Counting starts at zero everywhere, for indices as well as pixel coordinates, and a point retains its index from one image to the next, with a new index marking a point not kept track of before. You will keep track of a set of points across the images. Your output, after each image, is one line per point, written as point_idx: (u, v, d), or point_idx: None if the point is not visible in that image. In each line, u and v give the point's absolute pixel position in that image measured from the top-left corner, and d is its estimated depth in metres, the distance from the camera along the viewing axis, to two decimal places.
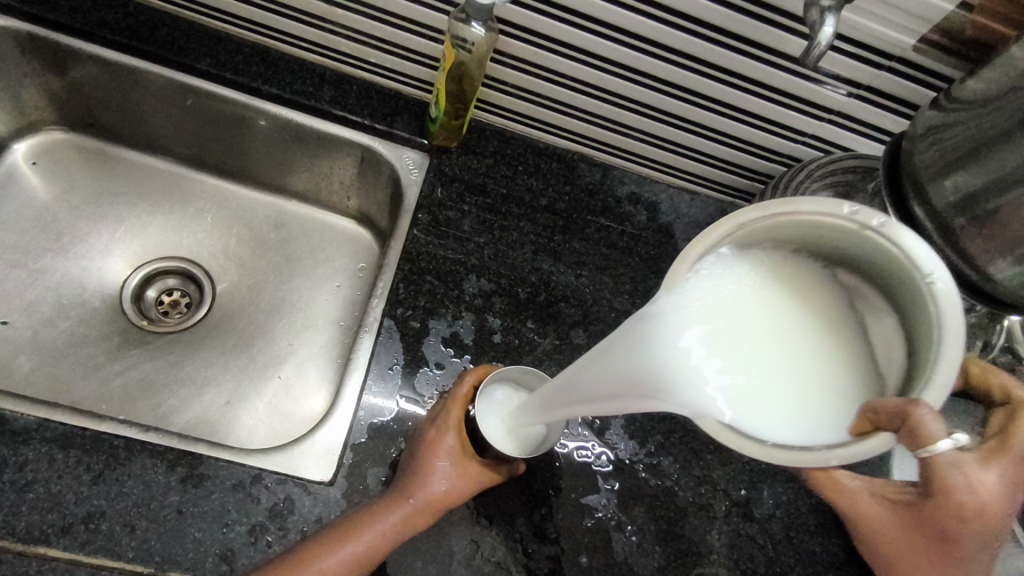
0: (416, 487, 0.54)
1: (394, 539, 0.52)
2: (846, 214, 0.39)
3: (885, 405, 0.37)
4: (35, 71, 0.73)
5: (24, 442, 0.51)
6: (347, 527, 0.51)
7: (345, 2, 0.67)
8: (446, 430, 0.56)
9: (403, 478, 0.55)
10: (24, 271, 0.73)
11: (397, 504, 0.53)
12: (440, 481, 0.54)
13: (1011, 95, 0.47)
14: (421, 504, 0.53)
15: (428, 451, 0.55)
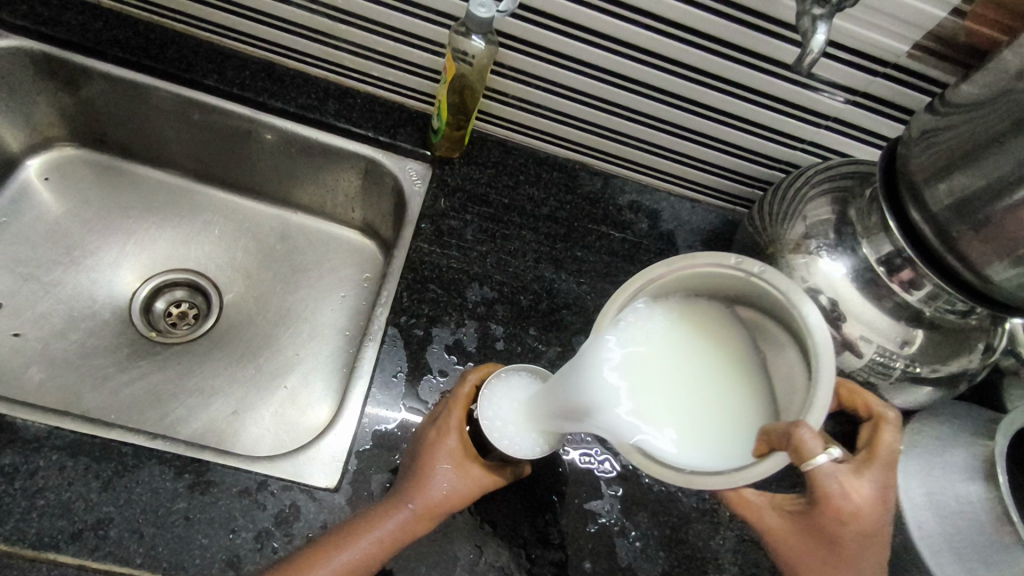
0: (416, 492, 0.53)
1: (395, 544, 0.52)
2: (733, 263, 0.49)
3: (774, 430, 0.45)
4: (48, 89, 0.75)
5: (35, 450, 0.52)
6: (347, 534, 0.51)
7: (348, 18, 0.68)
8: (446, 432, 0.56)
9: (405, 483, 0.55)
10: (36, 284, 0.75)
11: (397, 509, 0.53)
12: (440, 485, 0.54)
13: (1003, 98, 0.47)
14: (421, 509, 0.53)
15: (428, 455, 0.55)
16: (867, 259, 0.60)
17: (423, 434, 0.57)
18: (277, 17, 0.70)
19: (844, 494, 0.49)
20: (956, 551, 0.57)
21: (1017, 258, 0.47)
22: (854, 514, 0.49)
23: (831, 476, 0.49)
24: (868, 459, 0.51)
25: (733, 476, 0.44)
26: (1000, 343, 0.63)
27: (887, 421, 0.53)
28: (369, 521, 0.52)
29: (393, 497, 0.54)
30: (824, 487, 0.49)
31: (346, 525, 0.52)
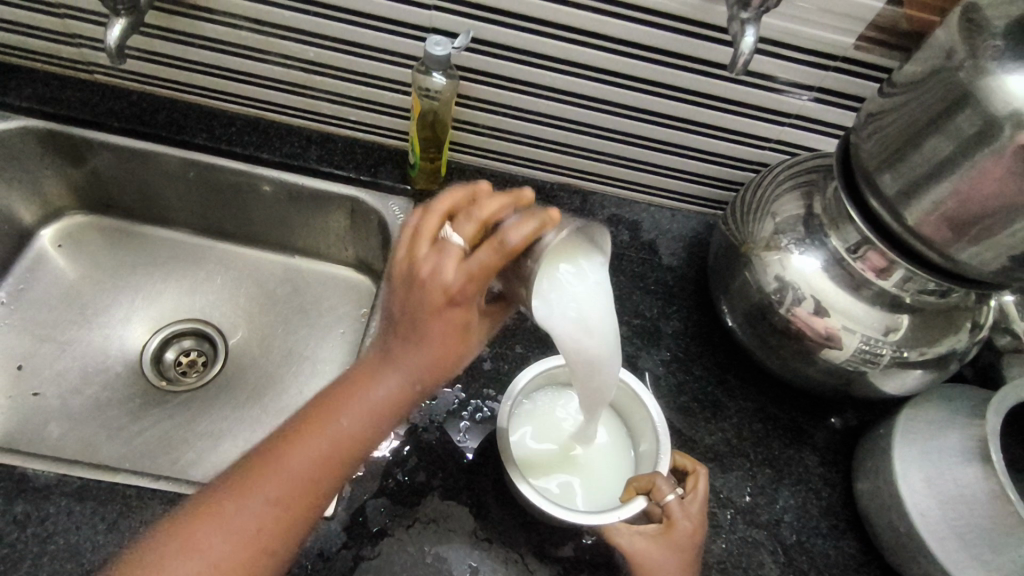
0: (396, 365, 0.50)
1: (370, 433, 0.50)
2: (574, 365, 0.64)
3: (640, 479, 0.58)
4: (55, 163, 0.80)
5: (46, 497, 0.55)
6: (312, 422, 0.50)
7: (321, 69, 0.73)
8: (459, 307, 0.48)
9: (379, 353, 0.51)
10: (52, 344, 0.79)
11: (370, 389, 0.50)
12: (429, 356, 0.49)
13: (937, 76, 0.48)
14: (401, 389, 0.50)
15: (433, 325, 0.48)
16: (837, 249, 0.61)
17: (424, 300, 0.47)
18: (257, 75, 0.75)
19: (686, 521, 0.56)
20: (960, 536, 0.55)
21: (975, 232, 0.48)
22: (695, 539, 0.56)
23: (680, 506, 0.56)
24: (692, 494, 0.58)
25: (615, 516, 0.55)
26: (987, 321, 0.63)
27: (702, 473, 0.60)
28: (335, 405, 0.50)
29: (364, 374, 0.51)
30: (673, 516, 0.56)
31: (312, 412, 0.51)
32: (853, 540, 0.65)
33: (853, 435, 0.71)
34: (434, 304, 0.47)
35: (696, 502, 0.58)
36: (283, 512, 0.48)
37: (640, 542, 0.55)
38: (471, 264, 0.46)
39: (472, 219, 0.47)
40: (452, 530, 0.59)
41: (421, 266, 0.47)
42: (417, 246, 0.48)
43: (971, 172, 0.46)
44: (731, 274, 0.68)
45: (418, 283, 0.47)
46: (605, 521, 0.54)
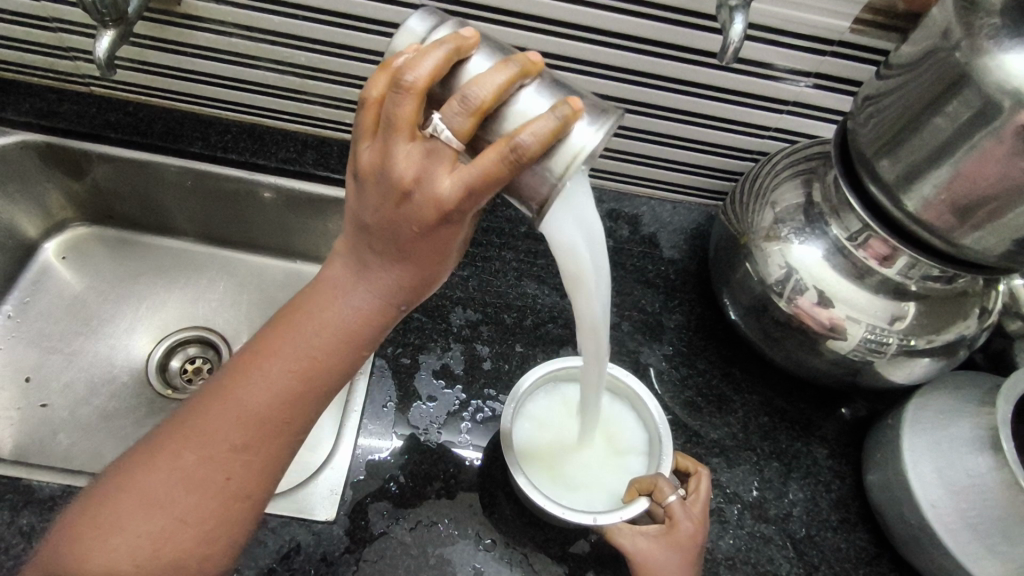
0: (362, 288, 0.48)
1: (340, 352, 0.49)
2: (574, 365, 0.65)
3: (643, 480, 0.57)
4: (56, 176, 0.81)
5: (52, 508, 0.56)
6: (266, 357, 0.49)
7: (314, 72, 0.72)
8: (457, 223, 0.44)
9: (337, 275, 0.49)
10: (59, 355, 0.80)
11: (332, 317, 0.49)
12: (398, 276, 0.47)
13: (933, 58, 0.47)
14: (367, 311, 0.48)
15: (413, 244, 0.45)
16: (838, 238, 0.60)
17: (409, 215, 0.43)
18: (250, 81, 0.75)
19: (688, 522, 0.55)
20: (972, 528, 0.54)
21: (978, 215, 0.46)
22: (697, 541, 0.55)
23: (683, 508, 0.56)
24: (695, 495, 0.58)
25: (619, 515, 0.54)
26: (996, 306, 0.61)
27: (705, 473, 0.59)
28: (288, 335, 0.49)
29: (321, 301, 0.49)
30: (676, 517, 0.55)
31: (266, 346, 0.50)
32: (864, 533, 0.64)
33: (863, 427, 0.69)
34: (410, 217, 0.43)
35: (698, 503, 0.57)
36: (257, 446, 0.48)
37: (642, 543, 0.55)
38: (474, 173, 0.40)
39: (472, 105, 0.40)
40: (454, 532, 0.58)
41: (407, 170, 0.41)
42: (398, 139, 0.41)
43: (971, 154, 0.45)
44: (732, 266, 0.67)
45: (400, 193, 0.42)
46: (609, 521, 0.53)
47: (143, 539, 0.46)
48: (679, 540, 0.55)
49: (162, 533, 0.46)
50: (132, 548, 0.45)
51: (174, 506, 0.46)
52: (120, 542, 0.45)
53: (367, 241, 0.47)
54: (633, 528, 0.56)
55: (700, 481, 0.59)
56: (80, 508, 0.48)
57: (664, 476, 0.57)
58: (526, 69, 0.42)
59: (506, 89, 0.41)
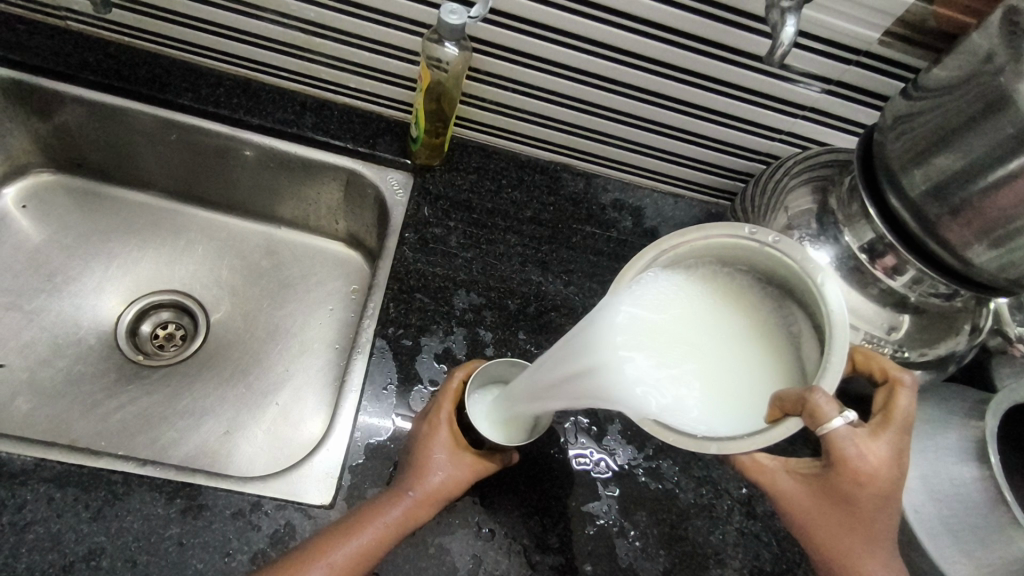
0: (402, 482, 0.56)
1: (400, 531, 0.54)
2: (748, 233, 0.52)
3: (790, 396, 0.47)
4: (22, 116, 0.74)
5: (22, 483, 0.53)
6: (319, 540, 0.52)
7: (322, 31, 0.68)
8: (438, 424, 0.58)
9: (402, 482, 0.56)
10: (18, 313, 0.74)
11: (382, 517, 0.53)
12: (445, 489, 0.56)
13: (973, 82, 0.47)
14: (410, 499, 0.54)
15: (434, 448, 0.57)
16: (850, 247, 0.60)
17: (447, 440, 0.57)
18: (251, 32, 0.70)
19: (866, 459, 0.50)
20: (952, 533, 0.57)
21: (996, 238, 0.48)
22: (870, 482, 0.50)
23: (849, 440, 0.49)
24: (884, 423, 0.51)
25: (751, 446, 0.46)
26: (986, 324, 0.64)
27: (904, 383, 0.53)
28: (348, 533, 0.52)
29: (383, 504, 0.54)
30: (841, 453, 0.50)
31: (326, 538, 0.52)
32: None
33: None
34: (452, 446, 0.57)
35: (885, 440, 0.50)
36: None
37: (790, 482, 0.55)
38: (445, 398, 0.59)
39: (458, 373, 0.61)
40: (454, 521, 0.58)
41: (445, 417, 0.58)
42: (446, 401, 0.59)
43: (1004, 178, 0.45)
44: None
45: (452, 429, 0.58)
46: (736, 450, 0.46)
47: None
48: (850, 474, 0.50)
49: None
50: None
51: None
52: None
53: (401, 470, 0.58)
54: (783, 465, 0.56)
55: (895, 394, 0.52)
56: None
57: (822, 392, 0.46)
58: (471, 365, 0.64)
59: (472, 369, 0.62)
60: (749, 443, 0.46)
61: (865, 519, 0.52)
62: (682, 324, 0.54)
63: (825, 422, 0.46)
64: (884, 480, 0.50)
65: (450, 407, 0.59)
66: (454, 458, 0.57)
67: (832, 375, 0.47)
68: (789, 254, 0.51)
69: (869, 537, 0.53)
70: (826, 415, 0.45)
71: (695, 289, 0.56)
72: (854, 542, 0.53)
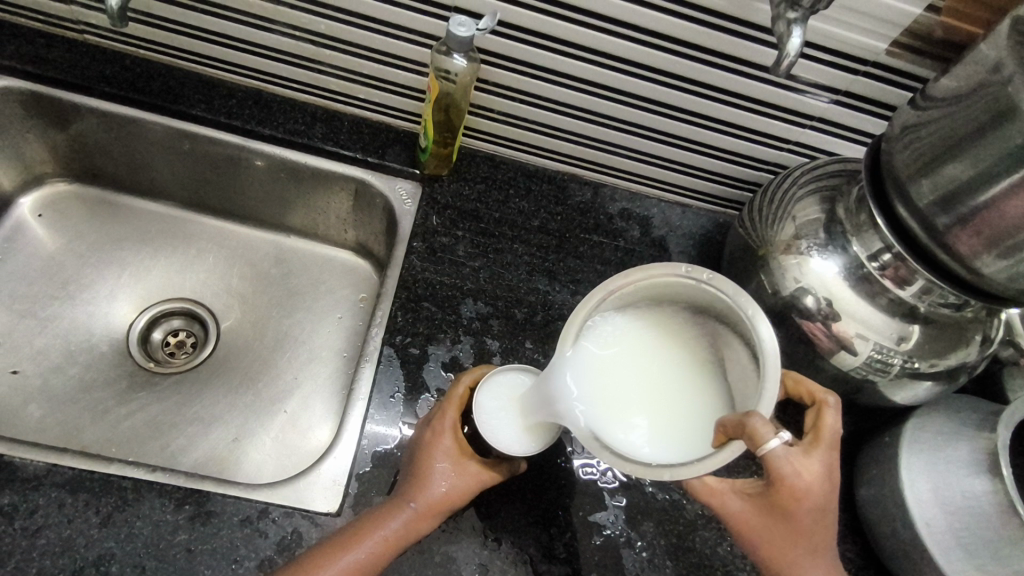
0: (402, 493, 0.56)
1: (400, 543, 0.54)
2: (683, 273, 0.53)
3: (730, 420, 0.47)
4: (40, 127, 0.75)
5: (34, 488, 0.53)
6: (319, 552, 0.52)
7: (333, 44, 0.69)
8: (442, 433, 0.57)
9: (404, 492, 0.56)
10: (32, 319, 0.75)
11: (382, 530, 0.53)
12: (446, 501, 0.55)
13: (981, 91, 0.47)
14: (410, 511, 0.54)
15: (435, 458, 0.56)
16: (859, 257, 0.60)
17: (448, 450, 0.57)
18: (263, 45, 0.71)
19: (798, 477, 0.50)
20: (964, 546, 0.56)
21: (1004, 249, 0.48)
22: (807, 497, 0.50)
23: (783, 459, 0.50)
24: (814, 441, 0.52)
25: (700, 467, 0.47)
26: (997, 334, 0.63)
27: (830, 404, 0.54)
28: (347, 545, 0.52)
29: (383, 515, 0.54)
30: (778, 472, 0.50)
31: (326, 549, 0.52)
32: (851, 545, 0.67)
33: (851, 443, 0.71)
34: (454, 457, 0.57)
35: (815, 456, 0.51)
36: None
37: (739, 505, 0.54)
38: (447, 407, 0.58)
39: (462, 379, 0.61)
40: (460, 529, 0.58)
41: (447, 425, 0.57)
42: (448, 409, 0.58)
43: (1011, 188, 0.45)
44: (749, 276, 0.67)
45: (454, 438, 0.57)
46: (688, 474, 0.47)
47: None
48: (787, 490, 0.50)
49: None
50: None
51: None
52: None
53: (402, 479, 0.57)
54: (730, 487, 0.55)
55: (822, 414, 0.53)
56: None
57: (759, 416, 0.46)
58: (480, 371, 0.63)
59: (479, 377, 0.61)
60: (698, 467, 0.47)
61: (806, 533, 0.52)
62: (626, 364, 0.54)
63: (763, 444, 0.46)
64: (818, 495, 0.51)
65: (454, 415, 0.58)
66: (456, 469, 0.56)
67: (768, 399, 0.48)
68: (721, 291, 0.52)
69: (816, 550, 0.53)
70: (764, 437, 0.46)
71: (638, 328, 0.56)
72: (810, 556, 0.53)
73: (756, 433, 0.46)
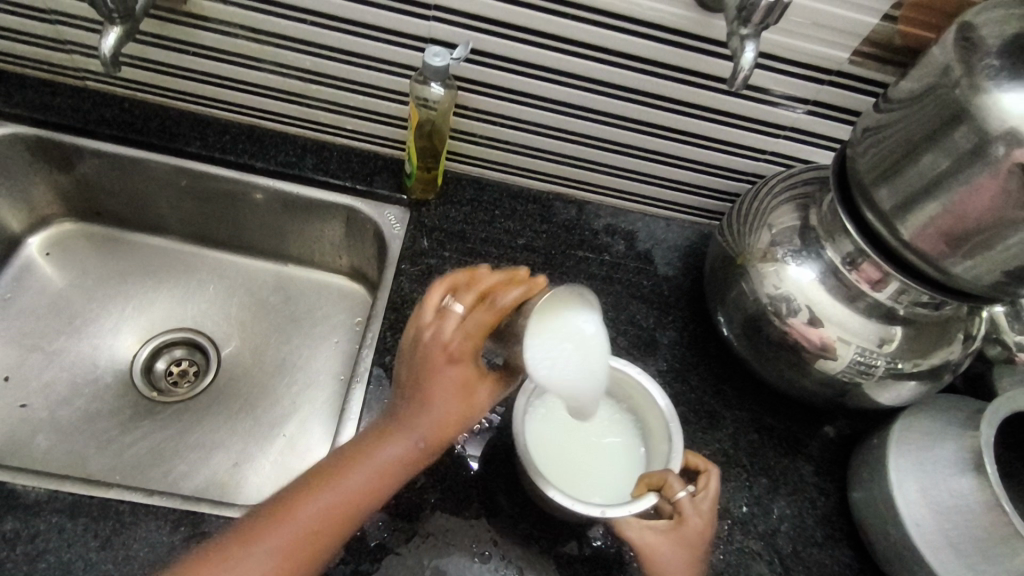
0: (408, 421, 0.54)
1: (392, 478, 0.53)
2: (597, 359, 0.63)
3: (654, 474, 0.57)
4: (46, 171, 0.79)
5: (35, 514, 0.55)
6: (322, 473, 0.52)
7: (319, 78, 0.72)
8: (452, 356, 0.54)
9: (402, 420, 0.54)
10: (40, 354, 0.78)
11: (379, 459, 0.53)
12: (445, 431, 0.54)
13: (933, 93, 0.49)
14: (413, 445, 0.54)
15: (444, 382, 0.54)
16: (833, 261, 0.61)
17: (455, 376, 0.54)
18: (253, 82, 0.75)
19: (696, 519, 0.57)
20: (954, 546, 0.56)
21: (967, 246, 0.48)
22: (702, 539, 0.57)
23: (690, 503, 0.57)
24: (704, 494, 0.58)
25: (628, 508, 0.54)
26: (978, 331, 0.64)
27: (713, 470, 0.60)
28: (346, 472, 0.52)
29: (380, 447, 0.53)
30: (684, 513, 0.56)
31: (325, 477, 0.52)
32: (848, 550, 0.66)
33: (847, 445, 0.72)
34: (463, 383, 0.54)
35: (707, 500, 0.58)
36: (295, 560, 0.49)
37: (649, 537, 0.56)
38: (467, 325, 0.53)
39: (482, 298, 0.54)
40: (450, 543, 0.59)
41: (456, 342, 0.53)
42: (459, 324, 0.54)
43: (967, 187, 0.47)
44: (728, 285, 0.68)
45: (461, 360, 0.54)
46: (619, 513, 0.54)
47: None
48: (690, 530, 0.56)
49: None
50: None
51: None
52: None
53: (404, 388, 0.55)
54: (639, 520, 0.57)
55: (709, 477, 0.59)
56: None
57: (674, 472, 0.57)
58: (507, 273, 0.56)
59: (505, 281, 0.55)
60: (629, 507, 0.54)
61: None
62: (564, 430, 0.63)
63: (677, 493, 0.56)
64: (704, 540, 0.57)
65: (466, 331, 0.53)
66: (461, 400, 0.54)
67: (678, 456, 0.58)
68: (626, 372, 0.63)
69: None
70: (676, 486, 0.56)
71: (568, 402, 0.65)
72: None
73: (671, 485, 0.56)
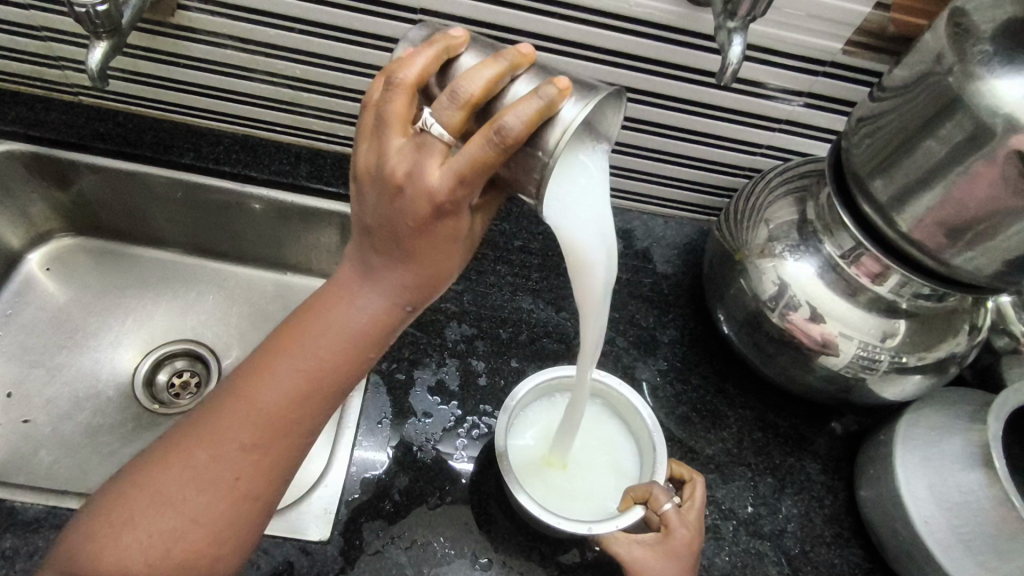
0: (370, 289, 0.48)
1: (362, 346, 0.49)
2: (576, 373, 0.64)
3: (637, 489, 0.57)
4: (43, 187, 0.80)
5: (36, 530, 0.55)
6: (283, 353, 0.49)
7: (309, 86, 0.72)
8: (439, 200, 0.41)
9: (361, 279, 0.48)
10: (42, 369, 0.78)
11: (344, 320, 0.49)
12: (416, 288, 0.47)
13: (926, 80, 0.47)
14: (374, 314, 0.48)
15: (416, 241, 0.44)
16: (831, 256, 0.60)
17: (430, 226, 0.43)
18: (245, 93, 0.75)
19: (684, 530, 0.56)
20: (965, 543, 0.55)
21: (967, 237, 0.47)
22: (693, 546, 0.56)
23: (677, 515, 0.56)
24: (688, 505, 0.58)
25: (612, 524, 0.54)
26: (984, 322, 0.62)
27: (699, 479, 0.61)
28: (309, 335, 0.49)
29: (339, 308, 0.49)
30: (671, 525, 0.56)
31: (289, 344, 0.49)
32: (857, 548, 0.65)
33: (855, 441, 0.70)
34: (443, 237, 0.44)
35: (693, 509, 0.58)
36: (270, 435, 0.48)
37: (638, 552, 0.56)
38: (463, 160, 0.39)
39: (496, 134, 0.38)
40: (450, 551, 0.58)
41: (442, 189, 0.40)
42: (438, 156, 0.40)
43: (964, 176, 0.45)
44: (726, 282, 0.67)
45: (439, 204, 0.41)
46: (605, 529, 0.54)
47: (157, 539, 0.46)
48: (679, 542, 0.55)
49: (181, 525, 0.46)
50: (134, 541, 0.45)
51: (206, 505, 0.46)
52: (131, 537, 0.45)
53: (371, 240, 0.46)
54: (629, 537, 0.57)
55: (694, 487, 0.60)
56: (116, 482, 0.48)
57: (659, 484, 0.57)
58: (515, 65, 0.41)
59: (496, 83, 0.40)
60: (612, 523, 0.54)
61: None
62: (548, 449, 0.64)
63: (661, 506, 0.56)
64: (693, 548, 0.56)
65: (453, 168, 0.40)
66: (430, 253, 0.45)
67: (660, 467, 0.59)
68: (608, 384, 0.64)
69: None
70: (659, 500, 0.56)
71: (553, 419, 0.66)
72: None
73: (654, 499, 0.56)
